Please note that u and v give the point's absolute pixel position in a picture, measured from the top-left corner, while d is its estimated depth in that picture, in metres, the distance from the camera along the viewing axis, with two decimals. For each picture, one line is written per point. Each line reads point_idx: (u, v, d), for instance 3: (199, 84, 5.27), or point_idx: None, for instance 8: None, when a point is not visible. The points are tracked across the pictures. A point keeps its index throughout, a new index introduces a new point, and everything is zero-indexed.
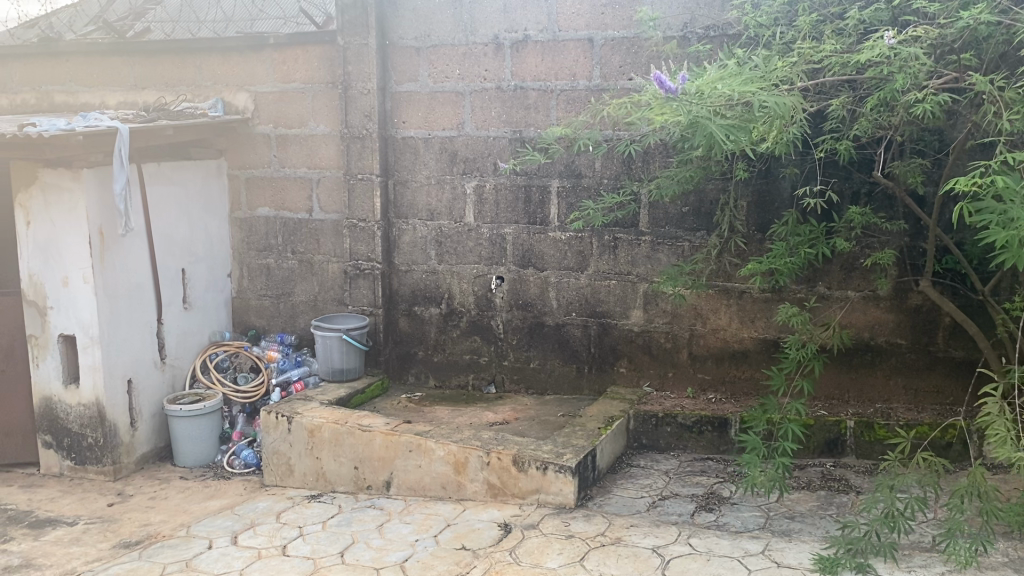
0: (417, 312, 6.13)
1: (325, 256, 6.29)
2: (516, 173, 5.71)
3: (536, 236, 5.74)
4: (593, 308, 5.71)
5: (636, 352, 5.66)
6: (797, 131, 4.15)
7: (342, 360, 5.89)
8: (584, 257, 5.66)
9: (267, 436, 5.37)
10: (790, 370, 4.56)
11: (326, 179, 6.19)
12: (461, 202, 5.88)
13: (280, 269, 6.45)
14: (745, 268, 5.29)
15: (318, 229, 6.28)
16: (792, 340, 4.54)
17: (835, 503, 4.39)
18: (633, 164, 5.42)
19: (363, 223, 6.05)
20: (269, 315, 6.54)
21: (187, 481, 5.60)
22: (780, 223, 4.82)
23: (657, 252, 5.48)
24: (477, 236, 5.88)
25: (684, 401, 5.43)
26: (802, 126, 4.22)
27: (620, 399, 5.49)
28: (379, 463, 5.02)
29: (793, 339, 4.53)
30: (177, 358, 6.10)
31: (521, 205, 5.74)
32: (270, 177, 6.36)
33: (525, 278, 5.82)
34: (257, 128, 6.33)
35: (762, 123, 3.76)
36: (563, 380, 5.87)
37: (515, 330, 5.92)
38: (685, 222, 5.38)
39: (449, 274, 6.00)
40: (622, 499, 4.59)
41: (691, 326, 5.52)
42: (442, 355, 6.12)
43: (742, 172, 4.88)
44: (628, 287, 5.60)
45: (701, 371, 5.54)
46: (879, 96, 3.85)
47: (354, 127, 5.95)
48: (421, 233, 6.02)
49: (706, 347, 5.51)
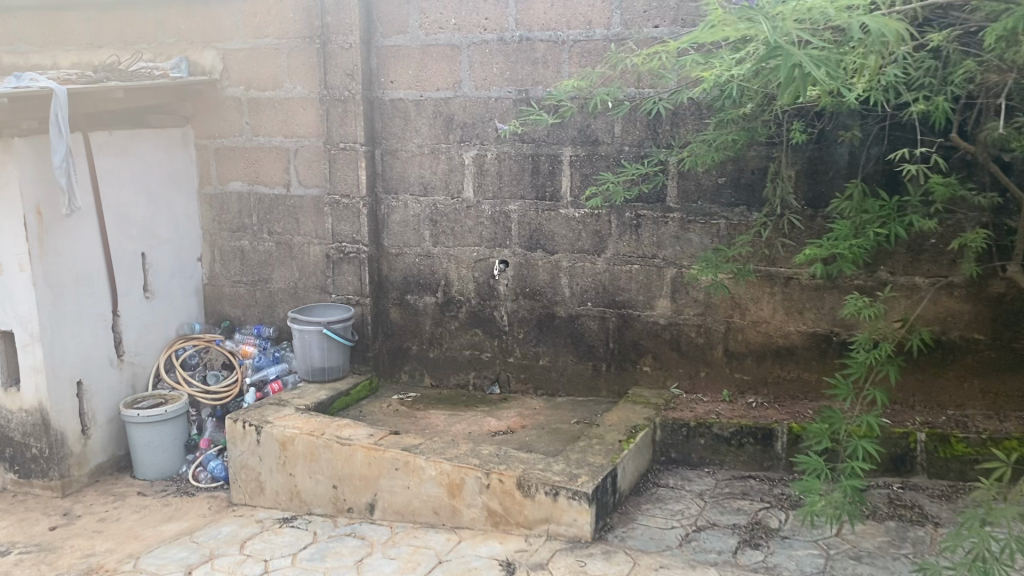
0: (410, 301, 5.35)
1: (305, 238, 5.51)
2: (522, 140, 4.90)
3: (545, 213, 4.94)
4: (611, 297, 4.91)
5: (661, 348, 4.88)
6: (887, 74, 3.28)
7: (323, 359, 5.09)
8: (601, 237, 4.87)
9: (234, 448, 4.63)
10: (859, 376, 3.77)
11: (304, 148, 5.39)
12: (458, 174, 5.07)
13: (256, 252, 5.68)
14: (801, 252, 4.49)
15: (296, 206, 5.49)
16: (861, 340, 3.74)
17: (910, 538, 3.60)
18: (659, 129, 4.61)
19: (346, 199, 5.26)
20: (245, 305, 5.78)
21: (144, 498, 4.87)
22: (843, 198, 4.00)
23: (687, 232, 4.69)
24: (478, 213, 5.08)
25: (719, 407, 4.64)
26: (895, 68, 3.33)
27: (645, 403, 4.71)
28: (361, 483, 4.26)
29: (861, 338, 3.72)
30: (139, 354, 5.37)
31: (528, 177, 4.93)
32: (241, 147, 5.58)
33: (534, 263, 5.03)
34: (225, 91, 5.55)
35: (855, 56, 2.91)
36: (577, 379, 5.09)
37: (522, 322, 5.14)
38: (721, 195, 4.58)
39: (446, 258, 5.21)
40: (649, 530, 3.82)
41: (726, 318, 4.73)
42: (438, 350, 5.35)
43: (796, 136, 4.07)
44: (653, 273, 4.80)
45: (738, 371, 4.77)
46: (1005, 26, 2.97)
47: (334, 88, 5.15)
48: (414, 211, 5.23)
49: (745, 342, 4.73)
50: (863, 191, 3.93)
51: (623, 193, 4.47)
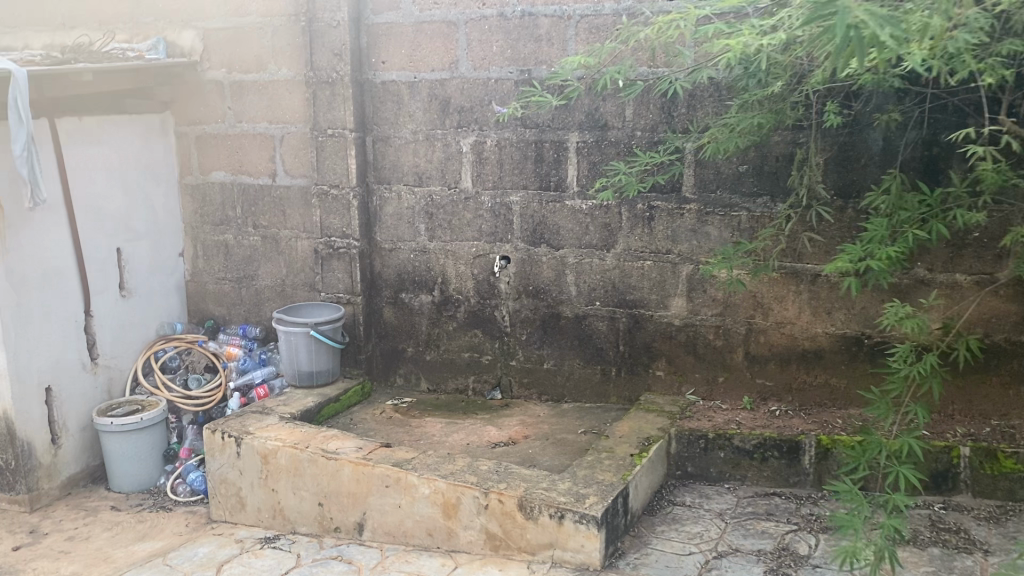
0: (405, 300, 4.98)
1: (292, 232, 5.14)
2: (524, 126, 4.52)
3: (549, 205, 4.56)
4: (622, 296, 4.53)
5: (676, 352, 4.50)
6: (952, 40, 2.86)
7: (312, 362, 4.72)
8: (610, 231, 4.48)
9: (213, 461, 4.27)
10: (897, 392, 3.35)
11: (290, 135, 5.01)
12: (455, 162, 4.69)
13: (240, 247, 5.31)
14: (832, 247, 4.10)
15: (283, 197, 5.12)
16: (901, 352, 3.33)
17: (958, 569, 3.22)
18: (673, 112, 4.23)
19: (336, 190, 4.87)
20: (229, 303, 5.42)
21: (118, 514, 4.51)
22: (880, 191, 3.60)
23: (705, 225, 4.31)
24: (477, 205, 4.70)
25: (739, 416, 4.26)
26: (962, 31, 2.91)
27: (659, 412, 4.34)
28: (348, 501, 3.89)
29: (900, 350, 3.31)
30: (116, 357, 5.02)
31: (531, 165, 4.54)
32: (223, 134, 5.21)
33: (537, 259, 4.65)
34: (206, 75, 5.17)
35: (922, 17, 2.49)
36: (584, 385, 4.71)
37: (525, 323, 4.76)
38: (743, 185, 4.20)
39: (443, 253, 4.84)
40: (664, 557, 3.45)
41: (748, 318, 4.35)
42: (435, 352, 4.98)
43: (831, 117, 3.70)
44: (667, 270, 4.42)
45: (760, 376, 4.39)
46: None
47: (321, 70, 4.76)
48: (408, 203, 4.84)
49: (767, 345, 4.35)
50: (902, 184, 3.51)
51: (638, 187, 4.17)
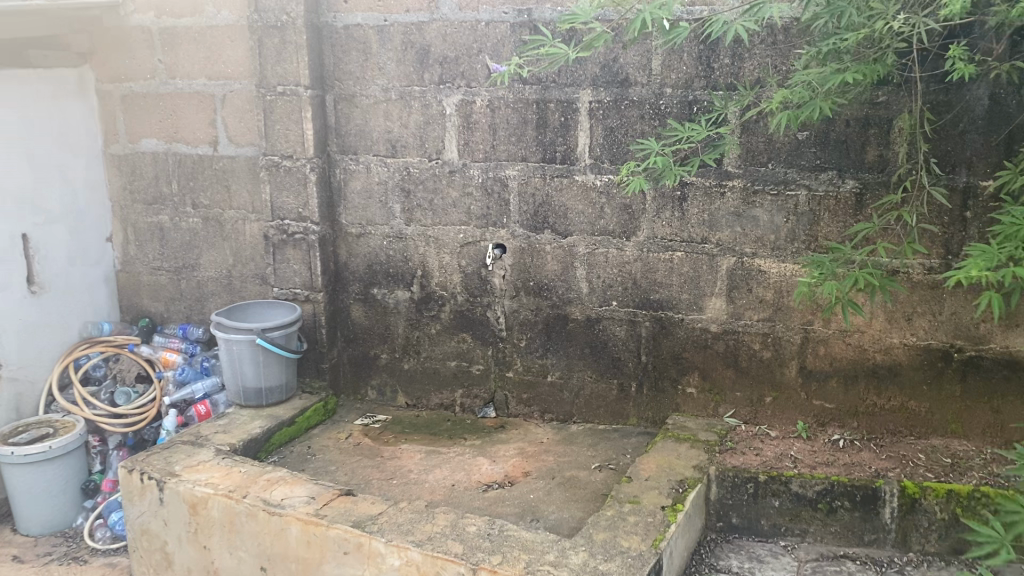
0: (376, 296, 4.07)
1: (238, 213, 4.21)
2: (523, 81, 3.58)
3: (555, 181, 3.64)
4: (644, 295, 3.64)
5: (712, 365, 3.61)
6: None
7: (262, 377, 3.83)
8: (631, 214, 3.57)
9: (131, 507, 3.39)
10: None
11: (234, 93, 4.07)
12: (437, 128, 3.75)
13: (177, 230, 4.38)
14: (928, 240, 3.19)
15: (226, 170, 4.18)
16: None
17: None
18: (715, 63, 3.32)
19: (289, 161, 3.92)
20: (167, 298, 4.51)
21: (21, 567, 3.65)
22: (1016, 172, 2.77)
23: (752, 207, 3.41)
24: (464, 181, 3.78)
25: (794, 449, 3.40)
26: None
27: (693, 442, 3.47)
28: (298, 568, 3.02)
29: None
30: (25, 368, 4.15)
31: (531, 131, 3.62)
32: (154, 93, 4.26)
33: (540, 248, 3.75)
34: (130, 19, 4.20)
35: None
36: (597, 403, 3.82)
37: (524, 327, 3.87)
38: (801, 156, 3.31)
39: (423, 240, 3.92)
40: None
41: (804, 325, 3.46)
42: (414, 361, 4.09)
43: (959, 63, 2.69)
44: (703, 263, 3.52)
45: (818, 396, 3.52)
46: None
47: (267, 10, 3.77)
48: (379, 177, 3.91)
49: (828, 359, 3.47)
50: None
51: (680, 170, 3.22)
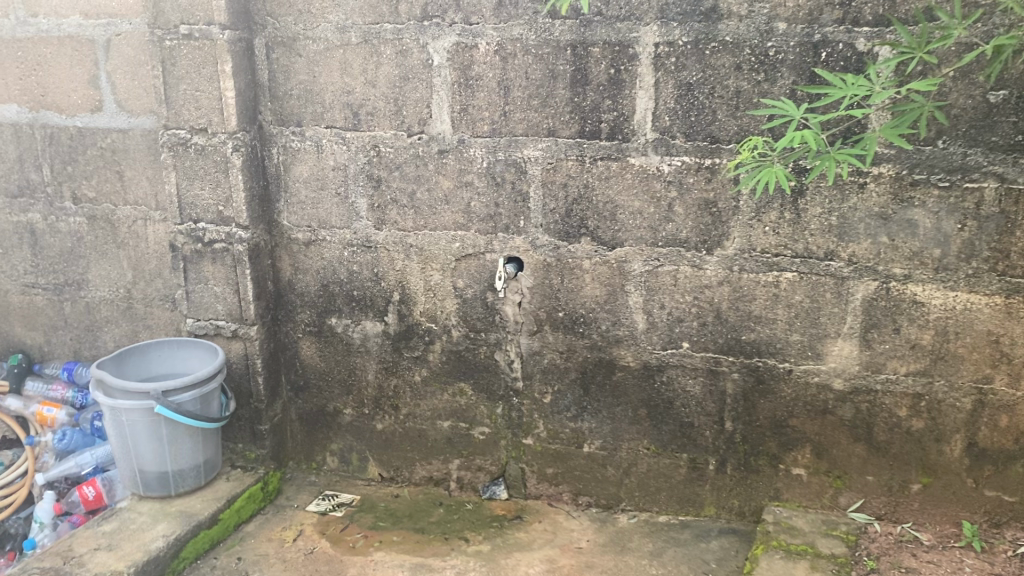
0: (335, 330, 2.85)
1: (136, 210, 2.95)
2: (553, 15, 2.34)
3: (598, 166, 2.43)
4: (732, 335, 2.46)
5: (832, 437, 2.47)
6: None
7: (167, 458, 2.61)
8: (714, 217, 2.38)
9: None
10: None
11: (121, 38, 2.79)
12: (420, 85, 2.51)
13: (54, 233, 3.12)
14: None
15: (117, 149, 2.91)
16: None
17: None
18: None
19: (200, 136, 2.64)
20: (48, 326, 3.26)
21: None
22: None
23: (907, 207, 2.22)
24: (461, 165, 2.55)
25: (967, 571, 2.25)
26: None
27: (812, 559, 2.27)
28: None
29: None
30: None
31: (564, 91, 2.39)
32: (8, 37, 2.96)
33: (574, 264, 2.55)
34: None
35: None
36: (657, 485, 2.67)
37: (549, 376, 2.69)
38: (992, 128, 2.11)
39: (401, 251, 2.70)
40: None
41: (979, 383, 2.30)
42: (391, 420, 2.90)
43: None
44: (825, 290, 2.35)
45: (993, 486, 2.37)
46: None
47: None
48: (334, 160, 2.67)
49: (1014, 433, 2.31)
50: None
51: (845, 156, 2.02)
